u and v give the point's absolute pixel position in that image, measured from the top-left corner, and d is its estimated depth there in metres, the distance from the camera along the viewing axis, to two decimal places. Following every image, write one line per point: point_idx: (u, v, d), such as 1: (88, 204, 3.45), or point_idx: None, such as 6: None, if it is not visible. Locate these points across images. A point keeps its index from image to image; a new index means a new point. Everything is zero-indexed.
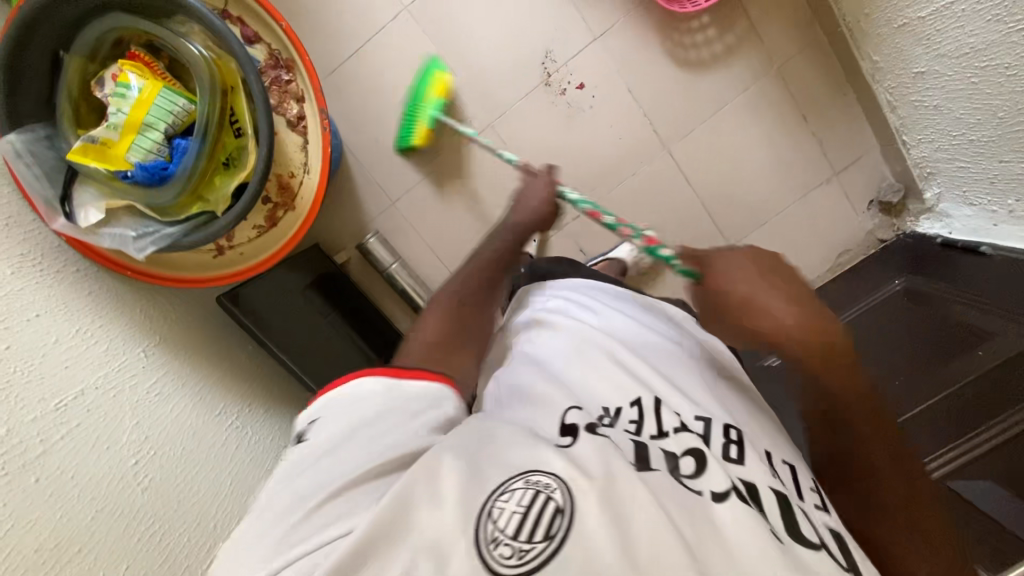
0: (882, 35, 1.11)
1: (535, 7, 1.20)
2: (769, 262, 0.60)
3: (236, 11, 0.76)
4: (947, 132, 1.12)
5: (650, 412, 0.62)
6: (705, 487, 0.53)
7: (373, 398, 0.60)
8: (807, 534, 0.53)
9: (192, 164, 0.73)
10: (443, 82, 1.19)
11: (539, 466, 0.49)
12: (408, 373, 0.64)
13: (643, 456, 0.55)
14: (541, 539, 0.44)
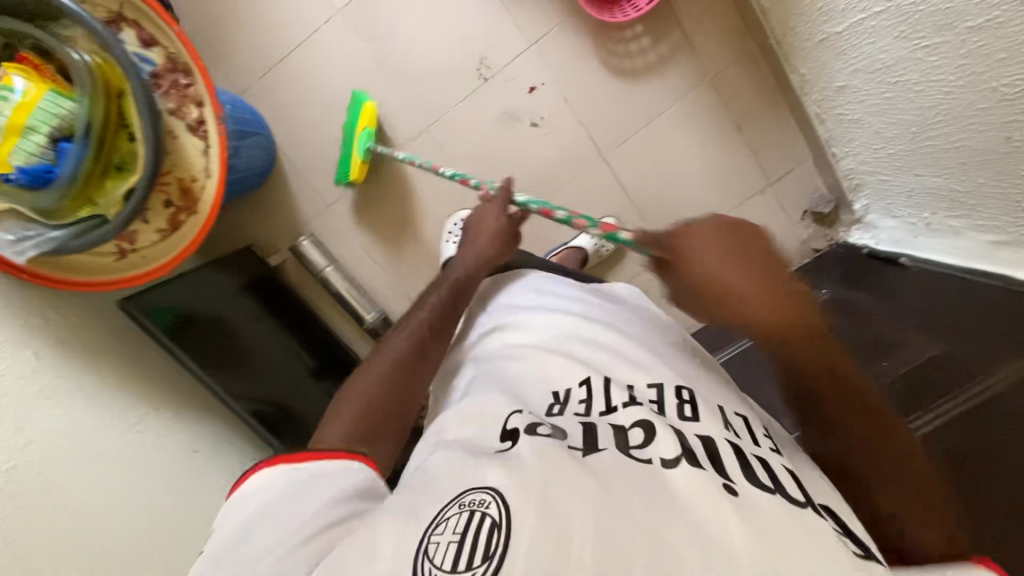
0: (806, 49, 1.13)
1: (469, 12, 1.20)
2: (735, 236, 0.54)
3: (132, 14, 0.76)
4: (869, 145, 1.14)
5: (598, 390, 0.64)
6: (654, 455, 0.53)
7: (273, 491, 0.56)
8: (765, 477, 0.52)
9: (74, 171, 0.72)
10: (369, 110, 1.19)
11: (473, 488, 0.49)
12: (311, 453, 0.60)
13: (589, 436, 0.57)
14: (479, 563, 0.43)
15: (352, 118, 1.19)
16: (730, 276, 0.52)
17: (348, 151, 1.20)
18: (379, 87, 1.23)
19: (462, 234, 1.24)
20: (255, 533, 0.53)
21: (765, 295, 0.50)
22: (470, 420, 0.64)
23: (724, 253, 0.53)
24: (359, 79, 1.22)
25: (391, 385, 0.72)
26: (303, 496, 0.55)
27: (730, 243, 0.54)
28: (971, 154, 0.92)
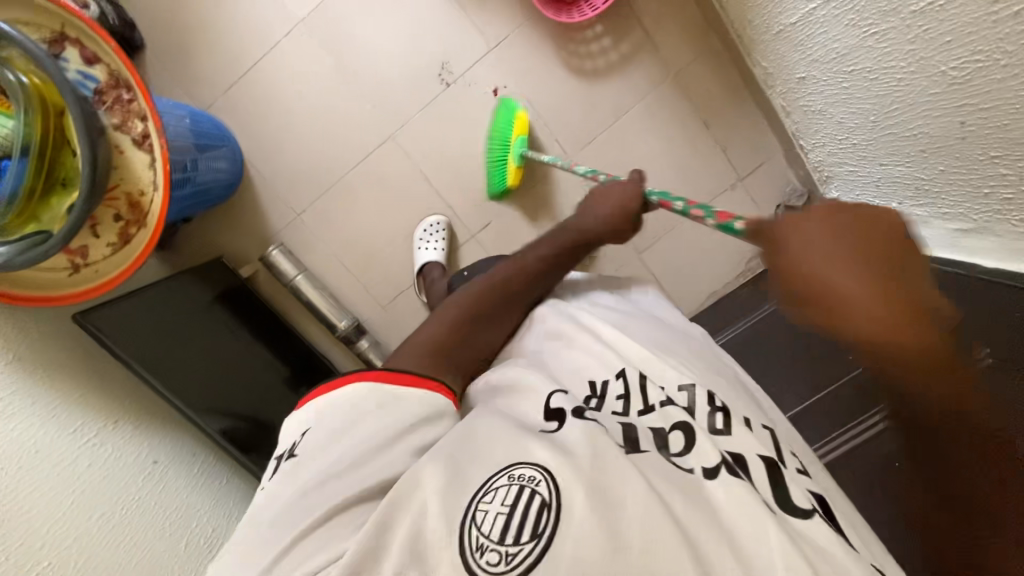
0: (765, 42, 1.12)
1: (428, 19, 1.21)
2: (845, 217, 0.43)
3: (74, 33, 0.78)
4: (834, 136, 1.12)
5: (636, 388, 0.64)
6: (696, 465, 0.56)
7: (365, 408, 0.60)
8: (800, 502, 0.54)
9: (17, 187, 0.74)
10: (523, 120, 1.22)
11: (522, 461, 0.52)
12: (403, 382, 0.64)
13: (627, 437, 0.59)
14: (528, 538, 0.46)
15: (506, 128, 1.22)
16: (817, 257, 0.42)
17: (504, 161, 1.24)
18: (343, 96, 1.24)
19: (435, 239, 1.27)
20: (341, 441, 0.57)
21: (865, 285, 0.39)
22: (512, 399, 0.65)
23: (820, 235, 0.43)
24: (322, 90, 1.23)
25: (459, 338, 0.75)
26: (384, 432, 0.58)
27: (840, 222, 0.43)
28: (933, 139, 0.90)
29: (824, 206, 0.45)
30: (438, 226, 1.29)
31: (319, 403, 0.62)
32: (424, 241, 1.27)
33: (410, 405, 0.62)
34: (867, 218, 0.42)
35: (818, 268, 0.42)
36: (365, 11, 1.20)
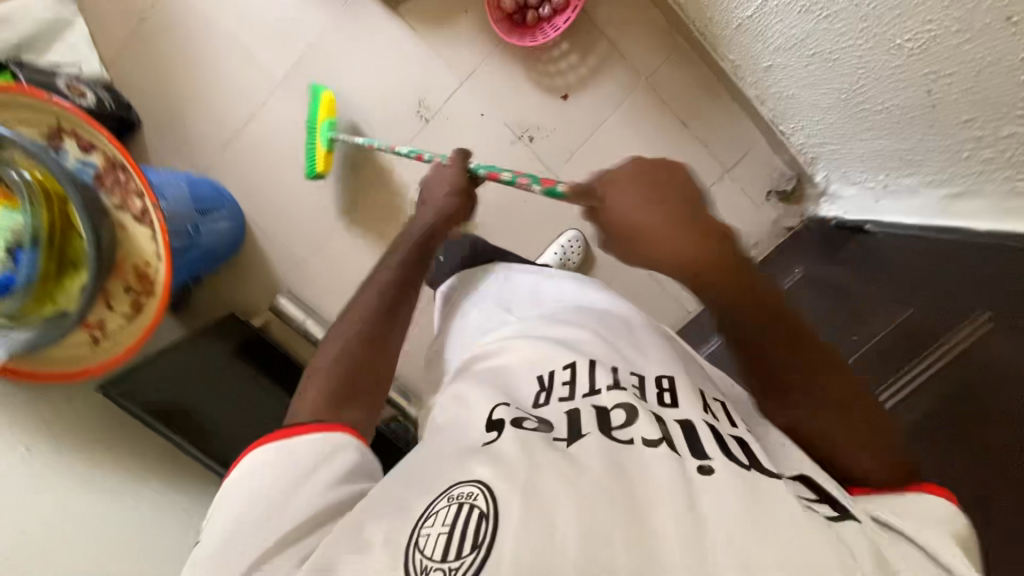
0: (727, 37, 1.14)
1: (400, 62, 1.26)
2: (651, 176, 0.65)
3: (70, 126, 0.84)
4: (810, 119, 1.12)
5: (583, 372, 0.63)
6: (636, 435, 0.53)
7: (271, 468, 0.59)
8: (738, 454, 0.52)
9: (32, 275, 0.79)
10: (328, 101, 1.20)
11: (461, 482, 0.51)
12: (305, 428, 0.63)
13: (574, 423, 0.57)
14: (470, 552, 0.44)
15: (313, 112, 1.21)
16: (635, 208, 0.64)
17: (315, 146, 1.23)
18: (329, 144, 1.29)
19: None
20: (259, 502, 0.56)
21: (664, 224, 0.62)
22: (457, 405, 0.66)
23: (634, 187, 0.65)
24: None
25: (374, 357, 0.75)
26: (291, 485, 0.57)
27: (640, 179, 0.65)
28: (906, 111, 0.89)
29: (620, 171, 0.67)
30: None
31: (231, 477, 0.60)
32: None
33: (319, 453, 0.60)
34: (661, 172, 0.65)
35: (636, 212, 0.64)
36: (339, 62, 1.25)
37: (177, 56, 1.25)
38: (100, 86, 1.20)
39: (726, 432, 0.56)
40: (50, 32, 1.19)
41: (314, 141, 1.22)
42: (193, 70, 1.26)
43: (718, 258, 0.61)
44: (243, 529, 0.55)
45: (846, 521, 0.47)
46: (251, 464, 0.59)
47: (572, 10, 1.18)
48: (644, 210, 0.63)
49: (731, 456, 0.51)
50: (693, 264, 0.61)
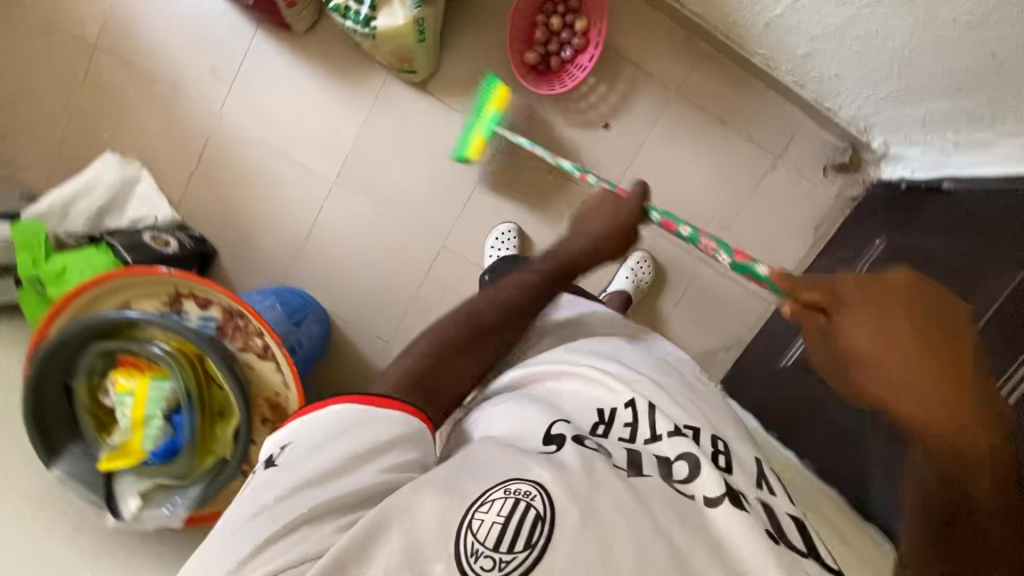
0: (756, 35, 1.14)
1: (440, 134, 1.29)
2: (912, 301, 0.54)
3: (185, 289, 0.91)
4: (859, 93, 1.12)
5: (644, 416, 0.64)
6: (698, 492, 0.56)
7: (343, 428, 0.54)
8: (796, 541, 0.54)
9: (191, 434, 0.87)
10: (501, 94, 1.22)
11: (518, 476, 0.51)
12: (382, 402, 0.57)
13: (633, 461, 0.58)
14: (523, 549, 0.46)
15: (482, 99, 1.23)
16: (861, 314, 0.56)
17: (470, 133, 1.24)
18: (391, 227, 1.34)
19: (506, 246, 1.29)
20: (321, 459, 0.52)
21: (900, 335, 0.51)
22: (511, 421, 0.64)
23: (859, 298, 0.57)
24: (373, 230, 1.34)
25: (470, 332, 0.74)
26: (359, 458, 0.53)
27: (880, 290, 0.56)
28: (969, 76, 0.89)
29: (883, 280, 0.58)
30: (510, 232, 1.31)
31: (304, 417, 0.56)
32: (494, 250, 1.29)
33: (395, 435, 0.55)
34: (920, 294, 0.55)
35: (870, 313, 0.55)
36: (386, 151, 1.30)
37: (239, 182, 1.32)
38: (175, 229, 1.28)
39: (784, 510, 0.58)
40: (124, 192, 1.28)
41: (474, 127, 1.23)
42: (254, 192, 1.32)
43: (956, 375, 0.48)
44: (294, 482, 0.50)
45: None
46: (334, 415, 0.55)
47: (596, 42, 1.19)
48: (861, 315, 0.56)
49: (788, 543, 0.54)
50: (906, 380, 0.49)
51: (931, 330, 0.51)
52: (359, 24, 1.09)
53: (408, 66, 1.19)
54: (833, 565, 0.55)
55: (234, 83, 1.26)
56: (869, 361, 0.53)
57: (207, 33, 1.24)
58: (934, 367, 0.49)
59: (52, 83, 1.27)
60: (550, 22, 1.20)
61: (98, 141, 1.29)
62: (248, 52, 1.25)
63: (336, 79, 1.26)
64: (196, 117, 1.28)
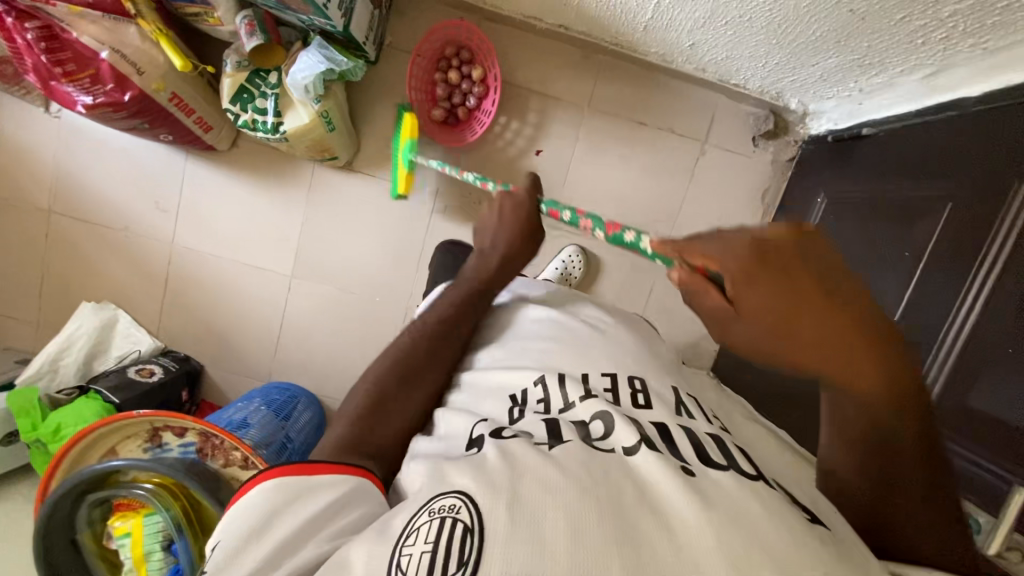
0: (640, 39, 1.16)
1: (378, 207, 1.34)
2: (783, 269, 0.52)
3: (161, 423, 0.97)
4: (756, 66, 1.13)
5: (555, 389, 0.68)
6: (616, 445, 0.58)
7: (290, 506, 0.57)
8: (716, 455, 0.57)
9: (190, 558, 0.91)
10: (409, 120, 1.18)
11: (442, 499, 0.52)
12: (314, 470, 0.60)
13: (554, 432, 0.60)
14: (455, 567, 0.45)
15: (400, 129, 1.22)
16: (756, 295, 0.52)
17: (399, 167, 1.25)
18: (355, 303, 1.39)
19: None
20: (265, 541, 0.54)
21: (806, 321, 0.50)
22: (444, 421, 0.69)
23: (747, 270, 0.53)
24: (338, 310, 1.39)
25: (425, 350, 0.78)
26: (304, 534, 0.55)
27: (757, 260, 0.53)
28: (842, 31, 0.89)
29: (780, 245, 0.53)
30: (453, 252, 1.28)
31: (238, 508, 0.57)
32: None
33: (335, 499, 0.58)
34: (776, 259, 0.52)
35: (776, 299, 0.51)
36: (334, 235, 1.35)
37: (206, 298, 1.39)
38: (160, 356, 1.37)
39: (705, 431, 0.63)
40: (108, 333, 1.36)
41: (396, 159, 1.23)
42: (224, 304, 1.39)
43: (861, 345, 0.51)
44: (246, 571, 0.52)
45: (825, 527, 0.51)
46: (264, 501, 0.56)
47: (495, 88, 1.24)
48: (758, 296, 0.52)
49: (709, 462, 0.56)
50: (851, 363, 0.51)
51: (828, 301, 0.51)
52: (269, 132, 1.14)
53: (329, 154, 1.25)
54: (750, 470, 0.56)
55: (181, 210, 1.34)
56: (769, 334, 0.52)
57: (145, 173, 1.32)
58: (843, 339, 0.50)
59: (19, 256, 1.35)
60: (448, 77, 1.24)
61: (74, 296, 1.38)
62: (186, 179, 1.32)
63: (270, 183, 1.33)
64: (155, 251, 1.36)
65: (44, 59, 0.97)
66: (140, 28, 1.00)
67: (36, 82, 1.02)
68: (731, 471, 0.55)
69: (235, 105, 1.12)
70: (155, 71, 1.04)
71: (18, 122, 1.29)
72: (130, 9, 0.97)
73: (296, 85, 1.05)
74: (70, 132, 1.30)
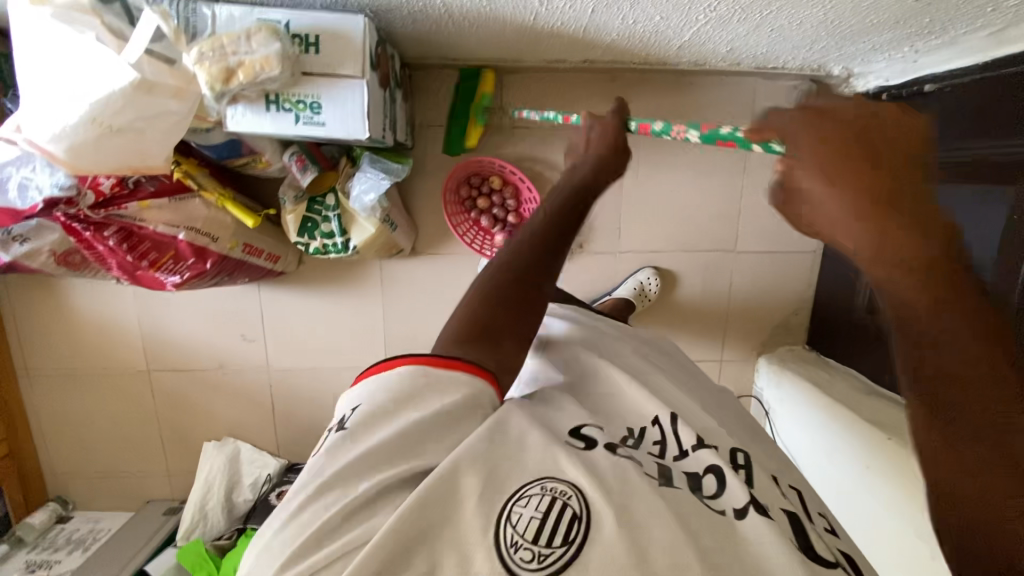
0: (671, 54, 1.13)
1: (450, 280, 1.36)
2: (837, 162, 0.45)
3: None
4: (796, 51, 1.09)
5: (671, 429, 0.66)
6: (727, 506, 0.56)
7: (418, 394, 0.55)
8: (824, 552, 0.56)
9: None
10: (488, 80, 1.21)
11: (554, 475, 0.53)
12: (446, 365, 0.58)
13: (665, 475, 0.59)
14: (560, 545, 0.47)
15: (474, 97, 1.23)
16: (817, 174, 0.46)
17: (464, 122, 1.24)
18: None
19: None
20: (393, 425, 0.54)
21: (866, 197, 0.42)
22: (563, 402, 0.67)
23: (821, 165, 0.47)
24: None
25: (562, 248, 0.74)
26: (427, 428, 0.54)
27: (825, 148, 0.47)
28: (904, 13, 0.86)
29: (884, 123, 0.46)
30: None
31: (372, 381, 0.57)
32: None
33: (461, 405, 0.56)
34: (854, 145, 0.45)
35: (842, 166, 0.44)
36: (414, 318, 1.38)
37: (313, 410, 1.43)
38: (287, 473, 1.39)
39: (809, 527, 0.60)
40: (235, 468, 1.40)
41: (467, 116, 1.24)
42: (332, 409, 1.44)
43: (913, 243, 0.40)
44: (372, 444, 0.52)
45: None
46: (397, 386, 0.55)
47: (519, 178, 1.25)
48: (825, 173, 0.45)
49: (815, 555, 0.55)
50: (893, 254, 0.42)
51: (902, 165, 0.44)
52: (341, 251, 1.14)
53: (396, 249, 1.26)
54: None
55: (266, 336, 1.37)
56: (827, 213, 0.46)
57: (223, 312, 1.35)
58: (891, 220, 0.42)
59: (134, 417, 1.42)
60: (479, 207, 1.26)
61: (194, 442, 1.44)
62: (265, 306, 1.35)
63: (343, 286, 1.35)
64: (255, 380, 1.40)
65: (130, 257, 0.98)
66: (205, 199, 1.02)
67: (122, 276, 1.04)
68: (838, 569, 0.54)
69: (304, 236, 1.14)
70: (226, 234, 1.05)
71: (95, 298, 1.33)
72: (190, 184, 0.99)
73: (363, 207, 1.08)
74: (145, 297, 1.33)
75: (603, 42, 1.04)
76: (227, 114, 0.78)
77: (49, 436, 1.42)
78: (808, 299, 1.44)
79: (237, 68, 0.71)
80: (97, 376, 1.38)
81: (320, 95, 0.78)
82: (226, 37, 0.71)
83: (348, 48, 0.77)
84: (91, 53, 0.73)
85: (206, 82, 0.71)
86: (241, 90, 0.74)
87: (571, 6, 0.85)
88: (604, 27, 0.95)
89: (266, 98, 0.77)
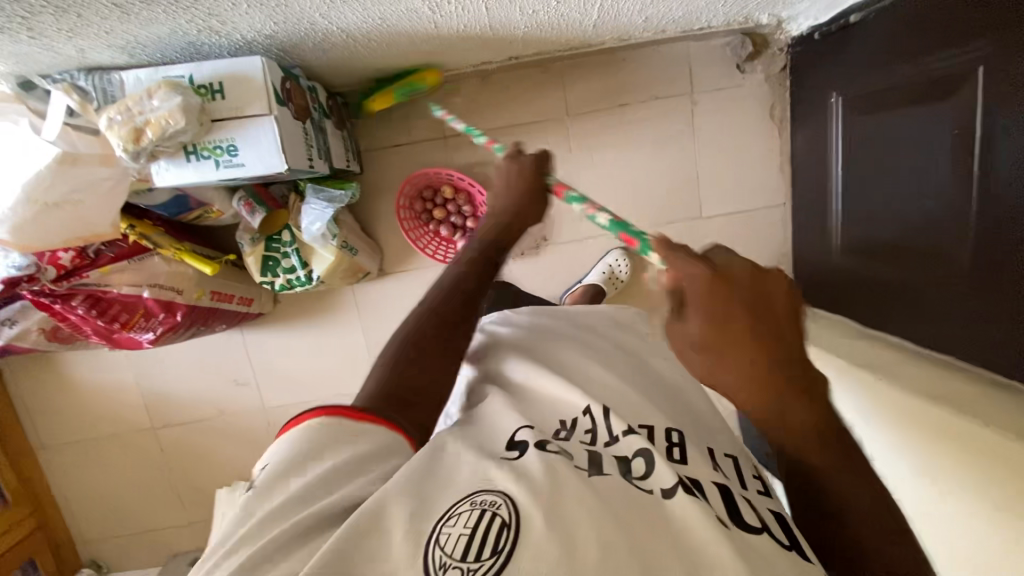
0: (590, 35, 1.13)
1: (422, 294, 1.37)
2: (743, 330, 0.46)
3: None
4: (713, 7, 1.07)
5: (601, 417, 0.61)
6: (656, 487, 0.52)
7: (330, 442, 0.54)
8: (751, 519, 0.52)
9: None
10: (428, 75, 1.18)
11: (483, 489, 0.50)
12: (359, 416, 0.56)
13: (595, 461, 0.55)
14: (489, 557, 0.44)
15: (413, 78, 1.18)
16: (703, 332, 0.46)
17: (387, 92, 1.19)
18: None
19: None
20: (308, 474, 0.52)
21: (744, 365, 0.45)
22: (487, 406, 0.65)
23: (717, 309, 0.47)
24: None
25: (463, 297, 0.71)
26: (344, 476, 0.53)
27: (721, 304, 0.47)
28: None
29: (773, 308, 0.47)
30: None
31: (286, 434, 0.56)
32: None
33: (379, 452, 0.55)
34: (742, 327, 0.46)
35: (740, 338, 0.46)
36: (394, 336, 1.40)
37: None
38: None
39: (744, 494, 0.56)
40: None
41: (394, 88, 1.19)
42: None
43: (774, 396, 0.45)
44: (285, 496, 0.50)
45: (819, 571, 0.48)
46: (306, 436, 0.54)
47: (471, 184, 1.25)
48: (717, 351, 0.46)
49: (741, 521, 0.51)
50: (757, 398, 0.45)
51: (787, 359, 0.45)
52: (306, 283, 1.17)
53: (363, 272, 1.28)
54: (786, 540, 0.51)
55: (257, 376, 1.41)
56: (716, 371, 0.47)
57: (213, 360, 1.40)
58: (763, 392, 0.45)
59: (148, 474, 1.47)
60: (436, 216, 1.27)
61: (208, 491, 1.48)
62: (250, 348, 1.39)
63: (321, 316, 1.38)
64: (254, 421, 1.44)
65: (101, 321, 1.04)
66: (163, 255, 1.06)
67: (102, 340, 1.09)
68: (766, 535, 0.50)
69: (268, 275, 1.17)
70: (191, 285, 1.09)
71: (92, 367, 1.39)
72: (147, 244, 1.04)
73: (314, 236, 1.10)
74: (138, 358, 1.39)
75: (516, 35, 1.05)
76: (152, 170, 0.82)
77: (76, 505, 1.48)
78: (786, 253, 1.41)
79: (145, 126, 0.76)
80: (108, 441, 1.45)
81: (235, 137, 0.80)
82: (131, 100, 0.77)
83: (253, 89, 0.80)
84: (21, 138, 0.79)
85: (121, 143, 0.76)
86: (156, 146, 0.78)
87: (463, 8, 0.86)
88: (507, 21, 0.96)
89: (185, 150, 0.81)
